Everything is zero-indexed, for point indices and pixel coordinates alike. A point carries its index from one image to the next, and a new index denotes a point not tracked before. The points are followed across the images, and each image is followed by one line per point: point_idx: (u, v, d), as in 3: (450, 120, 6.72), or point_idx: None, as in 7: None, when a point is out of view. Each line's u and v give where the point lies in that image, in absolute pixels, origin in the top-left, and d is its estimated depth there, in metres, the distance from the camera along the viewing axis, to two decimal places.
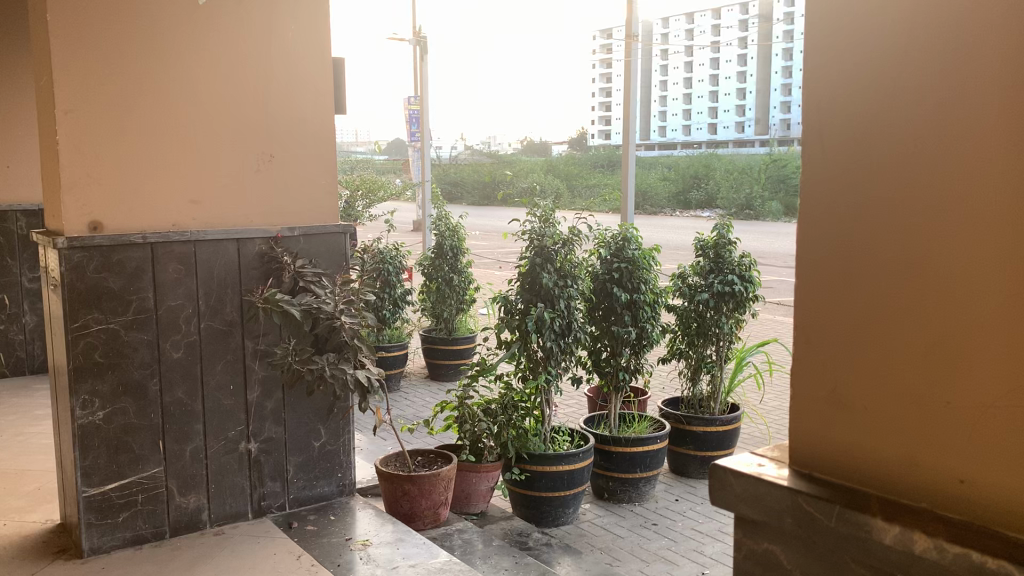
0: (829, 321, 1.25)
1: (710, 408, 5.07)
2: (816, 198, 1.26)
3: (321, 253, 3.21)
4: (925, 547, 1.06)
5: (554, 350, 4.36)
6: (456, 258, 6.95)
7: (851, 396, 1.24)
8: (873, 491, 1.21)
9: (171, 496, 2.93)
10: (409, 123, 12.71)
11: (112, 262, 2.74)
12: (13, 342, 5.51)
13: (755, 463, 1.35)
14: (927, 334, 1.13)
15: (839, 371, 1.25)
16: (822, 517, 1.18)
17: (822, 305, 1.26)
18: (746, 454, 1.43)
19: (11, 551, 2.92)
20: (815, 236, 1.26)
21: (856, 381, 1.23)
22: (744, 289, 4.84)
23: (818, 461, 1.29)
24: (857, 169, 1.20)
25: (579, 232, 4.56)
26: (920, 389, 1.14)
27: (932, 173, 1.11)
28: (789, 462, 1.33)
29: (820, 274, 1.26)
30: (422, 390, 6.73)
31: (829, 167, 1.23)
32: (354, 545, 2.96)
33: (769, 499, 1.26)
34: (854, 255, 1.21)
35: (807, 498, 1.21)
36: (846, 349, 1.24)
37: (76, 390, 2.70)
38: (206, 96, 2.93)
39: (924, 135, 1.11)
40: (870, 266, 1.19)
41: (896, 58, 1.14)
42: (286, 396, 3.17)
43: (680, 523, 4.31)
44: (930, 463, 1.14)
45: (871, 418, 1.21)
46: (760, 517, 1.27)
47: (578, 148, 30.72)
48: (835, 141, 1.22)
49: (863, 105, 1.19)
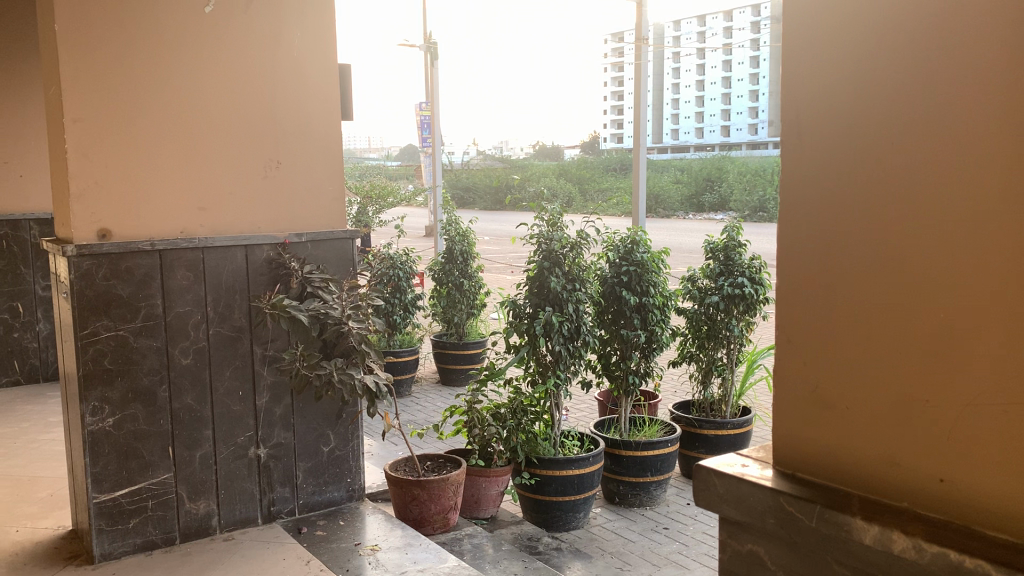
0: (811, 321, 1.25)
1: (721, 411, 5.05)
2: (797, 196, 1.25)
3: (329, 259, 3.22)
4: (904, 547, 1.04)
5: (563, 354, 4.34)
6: (467, 263, 6.99)
7: (833, 397, 1.23)
8: (855, 490, 1.20)
9: (181, 502, 2.94)
10: (422, 131, 12.87)
11: (120, 269, 2.75)
12: (26, 350, 5.55)
13: (739, 464, 1.34)
14: (905, 335, 1.12)
15: (821, 372, 1.24)
16: (804, 517, 1.17)
17: (804, 305, 1.25)
18: (731, 454, 1.42)
19: (22, 558, 2.93)
20: (797, 236, 1.25)
21: (838, 381, 1.22)
22: (755, 291, 4.80)
23: (802, 461, 1.28)
24: (835, 167, 1.19)
25: (587, 236, 4.53)
26: (899, 389, 1.13)
27: (909, 168, 1.10)
28: (773, 463, 1.32)
29: (804, 274, 1.25)
30: (434, 394, 6.73)
31: (809, 168, 1.23)
32: (364, 550, 2.96)
33: (751, 500, 1.25)
34: (833, 255, 1.20)
35: (789, 499, 1.20)
36: (827, 350, 1.23)
37: (86, 396, 2.72)
38: (214, 105, 2.95)
39: (900, 132, 1.11)
40: (850, 267, 1.18)
41: (873, 57, 1.14)
42: (294, 402, 3.18)
43: (691, 526, 4.29)
44: (910, 463, 1.12)
45: (853, 417, 1.20)
46: (743, 518, 1.26)
47: (590, 152, 30.71)
48: (815, 140, 1.22)
49: (843, 104, 1.18)
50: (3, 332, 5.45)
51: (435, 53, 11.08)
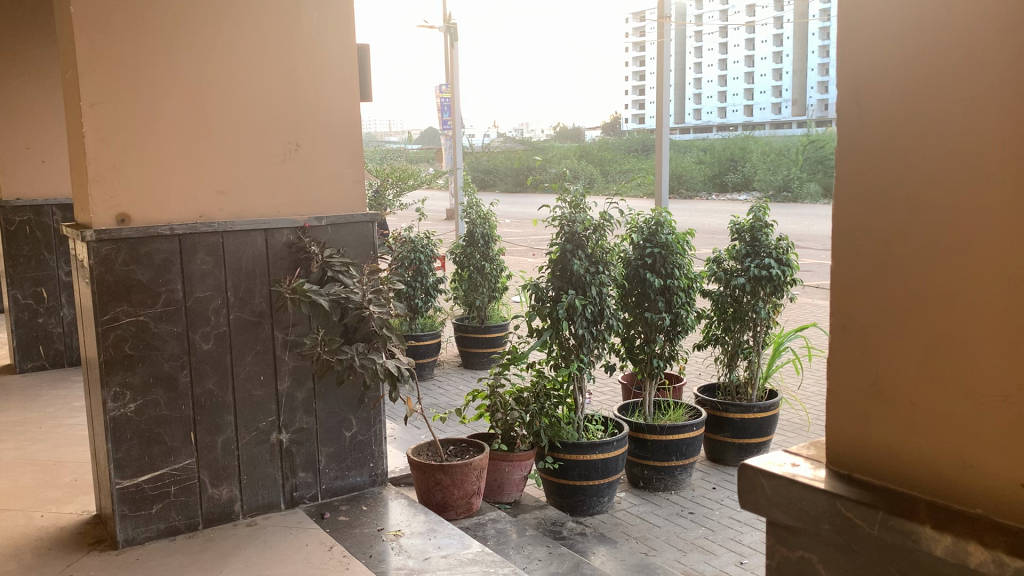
0: (868, 308, 1.17)
1: (747, 394, 4.96)
2: (853, 175, 1.16)
3: (350, 242, 3.17)
4: (981, 560, 0.97)
5: (587, 338, 4.25)
6: (488, 247, 6.92)
7: (894, 390, 1.15)
8: (919, 493, 1.12)
9: (203, 487, 2.91)
10: (444, 112, 12.79)
11: (140, 254, 2.71)
12: (51, 335, 5.55)
13: (788, 464, 1.26)
14: (975, 329, 1.04)
15: (880, 362, 1.16)
16: (864, 524, 1.09)
17: (862, 292, 1.17)
18: (778, 452, 1.33)
19: (47, 542, 2.93)
20: (853, 215, 1.16)
21: (898, 372, 1.14)
22: (782, 273, 4.70)
23: (860, 461, 1.20)
24: (897, 147, 1.11)
25: (611, 217, 4.44)
26: (966, 386, 1.05)
27: (978, 150, 1.01)
28: (827, 463, 1.24)
29: (861, 261, 1.16)
30: (456, 379, 6.68)
31: (868, 145, 1.14)
32: (387, 536, 2.91)
33: (803, 504, 1.17)
34: (894, 240, 1.12)
35: (846, 504, 1.12)
36: (888, 341, 1.15)
37: (108, 382, 2.69)
38: (237, 86, 2.89)
39: (969, 111, 1.02)
40: (912, 253, 1.10)
41: (939, 27, 1.04)
42: (317, 386, 3.13)
43: (718, 511, 4.22)
44: (983, 464, 1.04)
45: (915, 413, 1.12)
46: (794, 522, 1.19)
47: (612, 133, 30.53)
48: (875, 118, 1.13)
49: (906, 80, 1.09)
50: (28, 317, 5.47)
51: (454, 35, 11.00)
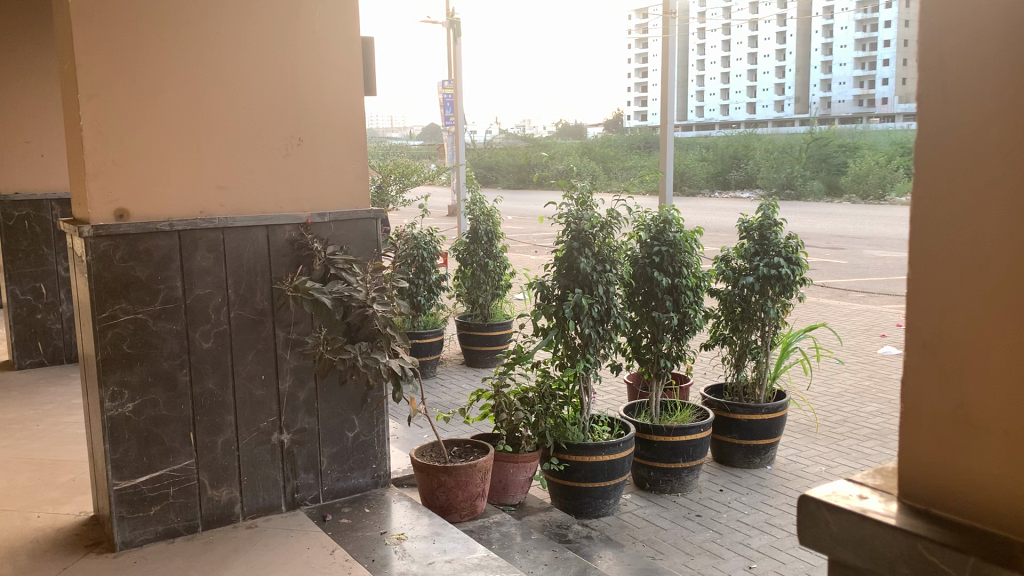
0: (953, 319, 0.95)
1: (755, 395, 4.87)
2: (938, 170, 0.95)
3: (353, 239, 3.07)
4: None
5: (593, 338, 4.16)
6: (491, 243, 6.83)
7: (985, 416, 0.93)
8: (1014, 536, 0.91)
9: (203, 489, 2.82)
10: (447, 109, 12.75)
11: (138, 250, 2.62)
12: (50, 331, 5.46)
13: (853, 496, 1.07)
14: None
15: (966, 385, 0.95)
16: (951, 571, 0.91)
17: (946, 307, 0.96)
18: (841, 481, 1.13)
19: (42, 545, 2.83)
20: (937, 209, 0.95)
21: (990, 397, 0.93)
22: (792, 272, 4.60)
23: (941, 494, 0.99)
24: (993, 125, 0.89)
25: (618, 215, 4.32)
26: None
27: None
28: (900, 496, 1.04)
29: (948, 264, 0.95)
30: (459, 377, 6.59)
31: (957, 126, 0.93)
32: (389, 539, 2.82)
33: (877, 544, 0.99)
34: (987, 237, 0.91)
35: (928, 545, 0.93)
36: (979, 366, 0.93)
37: (105, 381, 2.60)
38: (241, 77, 2.80)
39: None
40: (1013, 255, 0.88)
41: None
42: (318, 386, 3.04)
43: (726, 514, 4.13)
44: None
45: (1014, 445, 0.91)
46: (864, 564, 1.00)
47: (614, 130, 30.47)
48: (968, 99, 0.91)
49: (1005, 43, 0.88)
50: (26, 313, 5.37)
51: (457, 30, 10.90)
